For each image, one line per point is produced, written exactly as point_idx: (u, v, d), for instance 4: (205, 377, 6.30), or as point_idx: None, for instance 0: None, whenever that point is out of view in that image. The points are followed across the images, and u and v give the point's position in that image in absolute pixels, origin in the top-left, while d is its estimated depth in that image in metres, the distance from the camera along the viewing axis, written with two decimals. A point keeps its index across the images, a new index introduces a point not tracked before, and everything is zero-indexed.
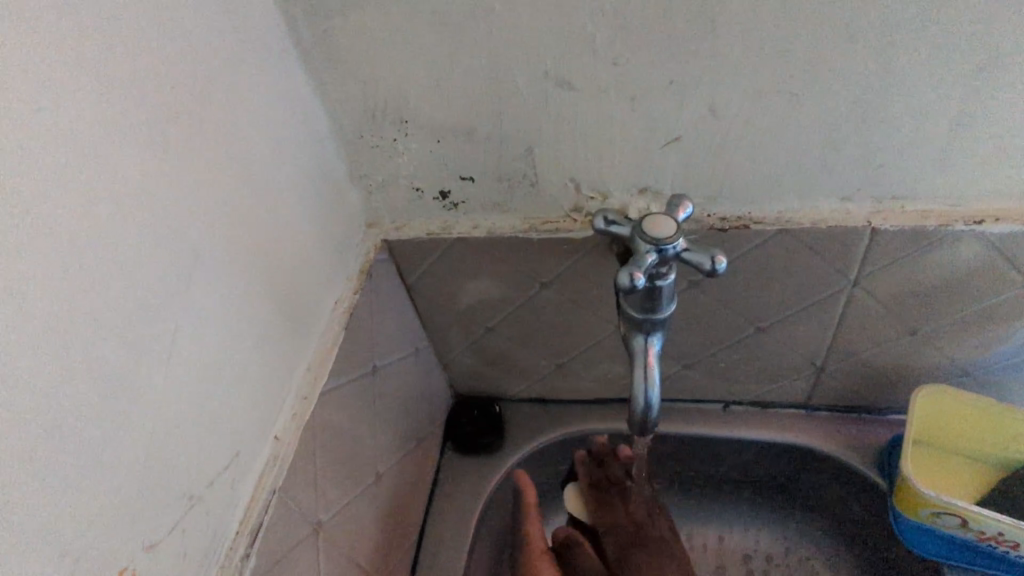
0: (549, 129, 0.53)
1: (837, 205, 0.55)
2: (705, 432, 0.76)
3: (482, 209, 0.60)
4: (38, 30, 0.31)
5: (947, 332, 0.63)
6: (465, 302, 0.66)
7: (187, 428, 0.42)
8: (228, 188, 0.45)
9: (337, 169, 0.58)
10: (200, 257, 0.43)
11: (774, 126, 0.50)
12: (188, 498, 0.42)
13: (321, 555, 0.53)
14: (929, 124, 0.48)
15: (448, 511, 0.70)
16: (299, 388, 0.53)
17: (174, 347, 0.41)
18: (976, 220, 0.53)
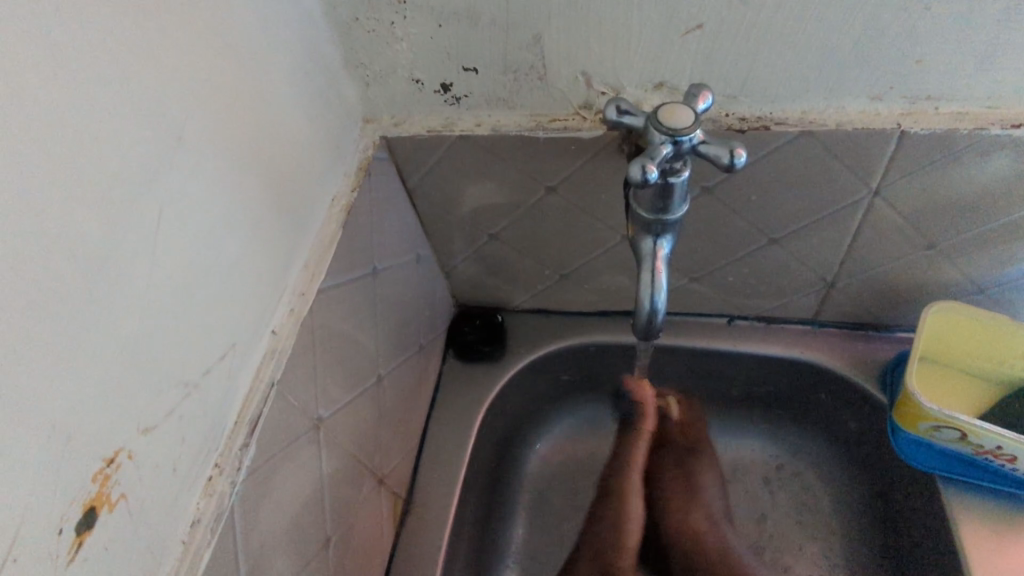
0: (562, 12, 0.46)
1: (865, 105, 0.50)
2: (710, 346, 0.74)
3: (487, 106, 0.54)
4: None
5: (968, 247, 0.59)
6: (464, 205, 0.63)
7: (192, 338, 0.37)
8: (225, 73, 0.39)
9: (332, 54, 0.51)
10: (183, 139, 0.36)
11: (808, 11, 0.44)
12: (185, 385, 0.37)
13: (323, 451, 0.50)
14: (980, 11, 0.43)
15: (450, 410, 0.72)
16: (295, 284, 0.47)
17: (194, 257, 0.37)
18: (1014, 124, 0.49)
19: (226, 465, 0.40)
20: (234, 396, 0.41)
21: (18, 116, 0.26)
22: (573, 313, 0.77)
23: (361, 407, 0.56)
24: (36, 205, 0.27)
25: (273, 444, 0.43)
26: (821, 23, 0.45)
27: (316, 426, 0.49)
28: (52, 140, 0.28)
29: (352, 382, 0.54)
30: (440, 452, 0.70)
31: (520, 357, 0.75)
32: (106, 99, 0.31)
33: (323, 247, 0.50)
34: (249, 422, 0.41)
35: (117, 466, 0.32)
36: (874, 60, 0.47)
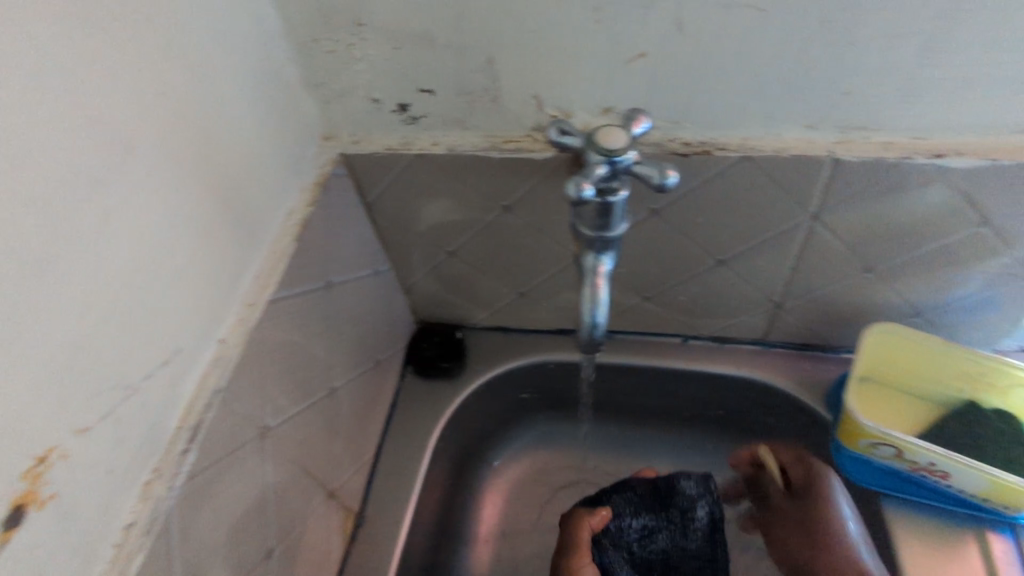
0: (511, 39, 0.48)
1: (801, 134, 0.53)
2: (664, 364, 0.76)
3: (442, 126, 0.56)
4: None
5: (903, 270, 0.62)
6: (423, 222, 0.64)
7: (133, 340, 0.37)
8: (177, 86, 0.40)
9: (291, 73, 0.52)
10: (132, 146, 0.37)
11: (740, 44, 0.47)
12: (125, 388, 0.37)
13: (268, 460, 0.50)
14: (898, 48, 0.46)
15: (406, 426, 0.73)
16: (246, 294, 0.48)
17: (139, 263, 0.38)
18: (936, 154, 0.52)
19: (165, 470, 0.40)
20: (177, 402, 0.41)
21: None
22: (532, 330, 0.78)
23: (312, 418, 0.56)
24: None
25: (216, 451, 0.43)
26: (755, 55, 0.48)
27: (263, 434, 0.49)
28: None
29: (302, 393, 0.55)
30: (395, 466, 0.70)
31: (479, 373, 0.76)
32: (53, 103, 0.31)
33: (275, 259, 0.51)
34: (191, 427, 0.42)
35: (48, 464, 0.32)
36: (806, 91, 0.50)
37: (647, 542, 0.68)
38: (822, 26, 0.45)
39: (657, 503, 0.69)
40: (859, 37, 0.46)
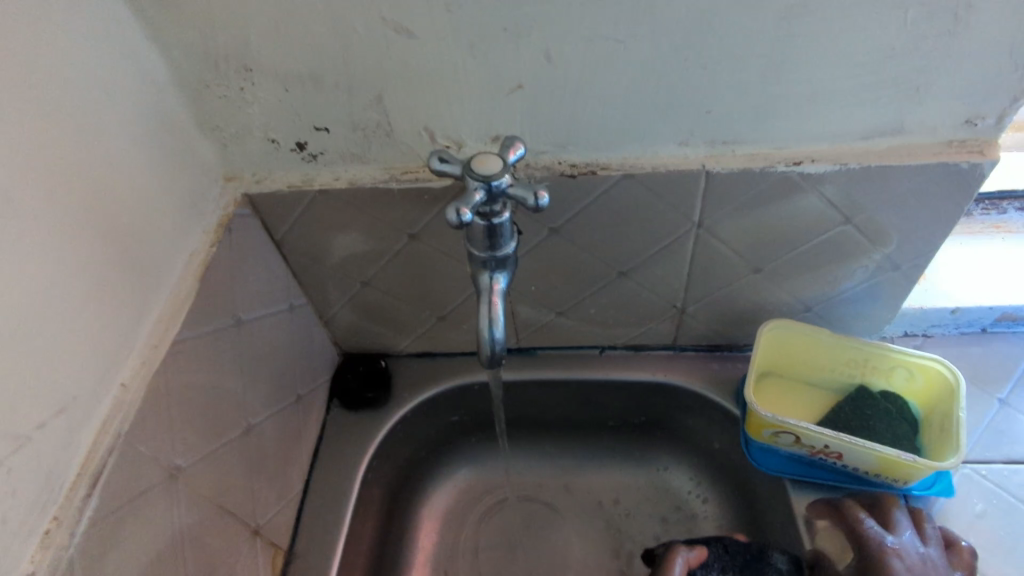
0: (396, 76, 0.51)
1: (676, 150, 0.58)
2: (584, 375, 0.79)
3: (342, 161, 0.58)
4: None
5: (786, 268, 0.68)
6: (333, 255, 0.66)
7: (21, 389, 0.38)
8: (60, 137, 0.41)
9: (185, 119, 0.53)
10: (10, 197, 0.37)
11: (607, 72, 0.51)
12: (16, 437, 0.37)
13: (182, 501, 0.50)
14: (746, 69, 0.51)
15: (334, 459, 0.73)
16: (148, 336, 0.49)
17: (24, 313, 0.38)
18: (795, 161, 0.58)
19: (66, 517, 0.40)
20: (76, 449, 0.42)
21: None
22: (456, 353, 0.80)
23: (229, 456, 0.57)
24: None
25: (121, 495, 0.44)
26: (622, 81, 0.52)
27: (175, 475, 0.49)
28: None
29: (216, 432, 0.55)
30: (324, 500, 0.70)
31: (405, 400, 0.78)
32: None
33: (178, 300, 0.51)
34: (92, 473, 0.42)
35: None
36: (672, 111, 0.55)
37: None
38: (677, 52, 0.50)
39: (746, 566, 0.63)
40: (710, 61, 0.51)
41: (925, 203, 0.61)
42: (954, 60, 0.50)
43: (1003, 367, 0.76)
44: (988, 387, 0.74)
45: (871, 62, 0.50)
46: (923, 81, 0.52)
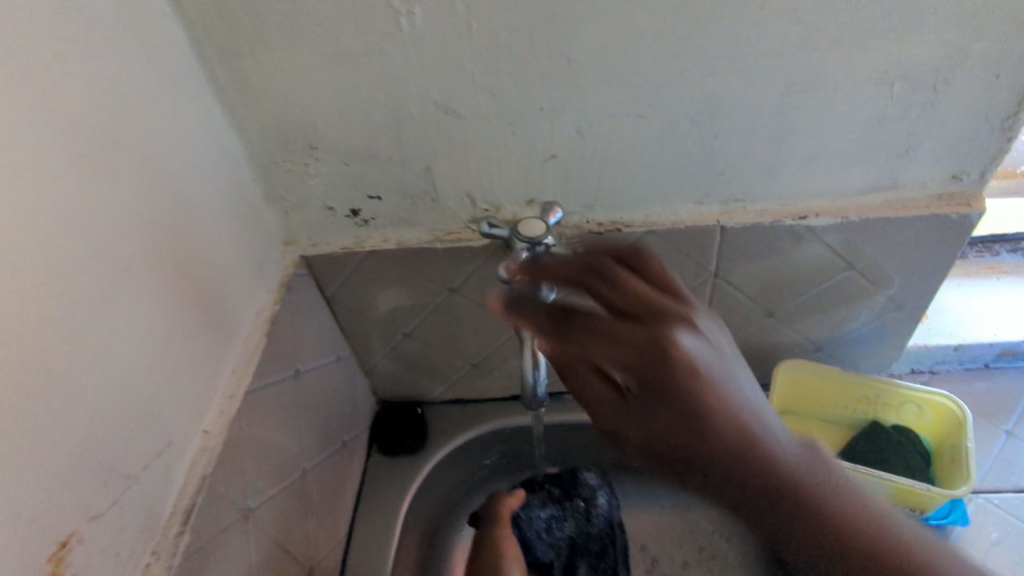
0: (444, 151, 0.58)
1: (692, 208, 0.64)
2: None
3: (391, 225, 0.65)
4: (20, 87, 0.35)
5: (797, 312, 0.73)
6: (378, 309, 0.72)
7: (132, 435, 0.42)
8: (165, 213, 0.47)
9: (255, 191, 0.60)
10: (129, 267, 0.43)
11: (631, 143, 0.58)
12: (127, 478, 0.42)
13: (251, 540, 0.54)
14: (754, 136, 0.58)
15: (376, 502, 0.77)
16: (225, 387, 0.54)
17: (137, 369, 0.43)
18: (800, 216, 0.64)
19: (163, 551, 0.44)
20: (170, 489, 0.46)
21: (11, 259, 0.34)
22: (487, 399, 0.85)
23: (288, 498, 0.61)
24: (21, 329, 0.34)
25: (205, 532, 0.48)
26: (644, 149, 0.59)
27: (245, 515, 0.54)
28: (33, 275, 0.35)
29: (278, 475, 0.60)
30: (368, 541, 0.74)
31: (441, 444, 0.82)
32: (75, 240, 0.38)
33: (249, 353, 0.57)
34: (183, 511, 0.46)
35: (69, 549, 0.37)
36: (689, 174, 0.61)
37: (553, 531, 0.81)
38: (692, 124, 0.57)
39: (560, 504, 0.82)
40: (722, 131, 0.57)
41: (922, 249, 0.66)
42: (938, 126, 0.57)
43: (1007, 401, 0.80)
44: (994, 420, 0.78)
45: (864, 129, 0.57)
46: (912, 144, 0.58)
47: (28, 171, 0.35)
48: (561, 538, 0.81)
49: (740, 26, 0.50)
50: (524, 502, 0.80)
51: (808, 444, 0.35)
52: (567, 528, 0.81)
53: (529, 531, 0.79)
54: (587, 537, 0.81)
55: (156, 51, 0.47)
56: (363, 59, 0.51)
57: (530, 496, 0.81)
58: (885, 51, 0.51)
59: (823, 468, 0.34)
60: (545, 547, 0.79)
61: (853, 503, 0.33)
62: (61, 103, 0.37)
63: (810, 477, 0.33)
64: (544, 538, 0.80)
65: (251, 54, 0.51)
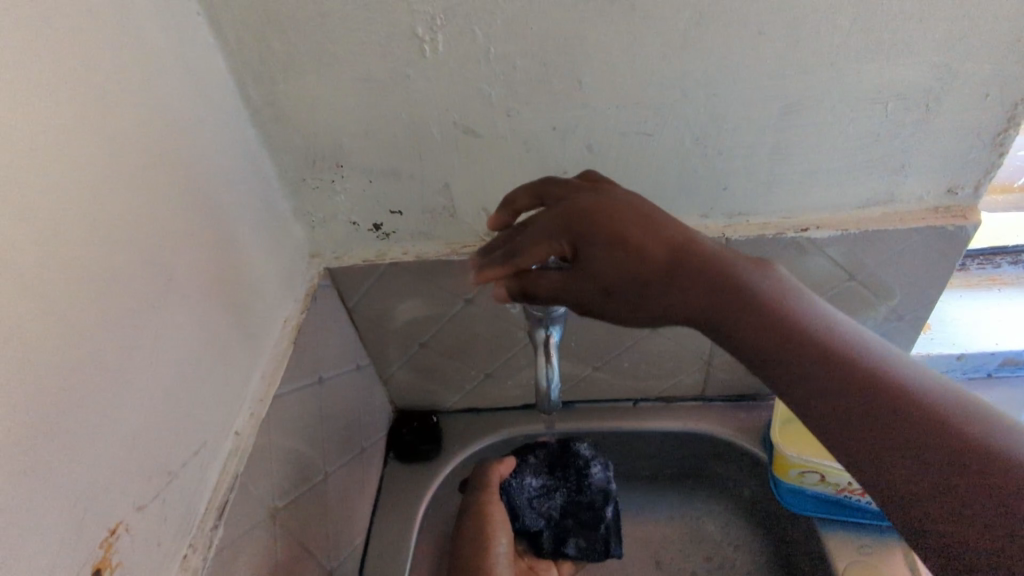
0: (462, 168, 0.61)
1: (698, 221, 0.67)
2: (621, 426, 0.85)
3: (410, 239, 0.68)
4: (78, 111, 0.38)
5: None
6: (397, 320, 0.75)
7: (172, 433, 0.45)
8: (203, 226, 0.51)
9: (283, 207, 0.63)
10: (172, 274, 0.46)
11: (639, 159, 0.61)
12: (168, 472, 0.44)
13: (278, 537, 0.57)
14: (756, 153, 0.61)
15: (394, 508, 0.79)
16: (255, 391, 0.56)
17: (177, 371, 0.46)
18: (803, 228, 0.66)
19: (199, 543, 0.47)
20: (206, 485, 0.49)
21: (72, 266, 0.37)
22: (501, 408, 0.87)
23: (311, 499, 0.63)
24: (80, 331, 0.37)
25: (236, 527, 0.51)
26: (651, 166, 0.62)
27: (273, 513, 0.56)
28: (91, 281, 0.38)
29: (302, 477, 0.62)
30: (386, 546, 0.76)
31: (456, 452, 0.84)
32: (126, 249, 0.41)
33: (278, 359, 0.60)
34: (217, 507, 0.49)
35: (117, 536, 0.39)
36: (694, 189, 0.64)
37: (545, 499, 0.78)
38: (697, 141, 0.60)
39: (554, 467, 0.79)
40: (725, 148, 0.60)
41: (921, 261, 0.69)
42: (931, 142, 0.60)
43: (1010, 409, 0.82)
44: None
45: (861, 145, 0.60)
46: (907, 159, 0.61)
47: (87, 188, 0.38)
48: (553, 507, 0.78)
49: (740, 50, 0.53)
50: (513, 470, 0.78)
51: (781, 278, 0.43)
52: (560, 497, 0.78)
53: (519, 498, 0.77)
54: (579, 508, 0.78)
55: (197, 77, 0.50)
56: (387, 82, 0.55)
57: (523, 464, 0.79)
58: (878, 71, 0.54)
59: (791, 292, 0.42)
60: (534, 513, 0.78)
61: (914, 375, 0.37)
62: (115, 124, 0.41)
63: (781, 296, 0.41)
64: (533, 505, 0.77)
65: (284, 79, 0.54)
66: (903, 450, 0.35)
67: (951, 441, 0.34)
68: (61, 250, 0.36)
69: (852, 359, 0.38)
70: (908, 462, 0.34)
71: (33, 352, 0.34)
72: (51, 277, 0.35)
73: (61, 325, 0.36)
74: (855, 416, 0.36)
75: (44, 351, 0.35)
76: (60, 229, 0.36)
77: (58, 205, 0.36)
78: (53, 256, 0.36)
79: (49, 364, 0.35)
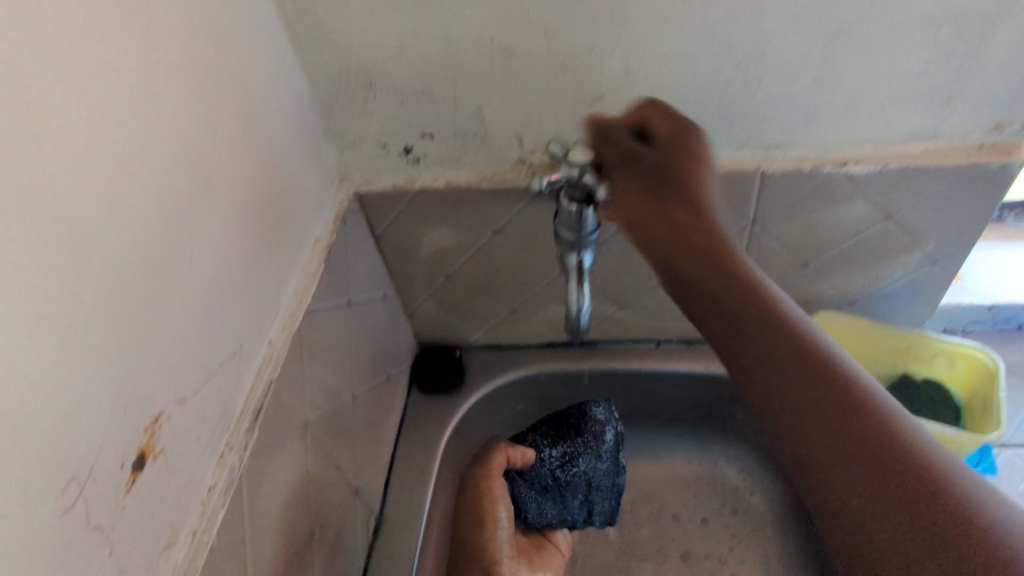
0: (496, 89, 0.60)
1: (734, 153, 0.65)
2: (642, 366, 0.85)
3: (440, 165, 0.67)
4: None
5: (830, 263, 0.75)
6: (424, 249, 0.75)
7: (211, 333, 0.46)
8: (241, 133, 0.50)
9: (315, 126, 0.63)
10: (211, 177, 0.46)
11: (677, 84, 0.60)
12: (207, 371, 0.45)
13: (308, 448, 0.58)
14: (800, 81, 0.59)
15: (417, 435, 0.81)
16: (287, 304, 0.57)
17: (216, 273, 0.47)
18: (841, 163, 0.65)
19: (236, 444, 0.48)
20: (241, 389, 0.50)
21: (118, 152, 0.37)
22: (523, 345, 0.88)
23: (339, 418, 0.65)
24: (126, 219, 0.37)
25: (270, 432, 0.52)
26: (690, 92, 0.60)
27: (304, 425, 0.58)
28: (136, 170, 0.38)
29: (331, 395, 0.63)
30: (409, 471, 0.78)
31: (478, 385, 0.85)
32: (169, 144, 0.41)
33: (309, 276, 0.60)
34: (253, 410, 0.50)
35: (160, 424, 0.40)
36: (733, 118, 0.62)
37: (568, 467, 0.77)
38: (739, 67, 0.58)
39: (571, 433, 0.78)
40: (768, 75, 0.59)
41: (961, 202, 0.67)
42: (984, 73, 0.57)
43: None
44: None
45: (910, 75, 0.58)
46: (957, 91, 0.59)
47: (132, 74, 0.38)
48: (578, 474, 0.77)
49: None
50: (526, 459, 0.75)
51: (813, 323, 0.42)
52: (585, 464, 0.77)
53: (542, 472, 0.76)
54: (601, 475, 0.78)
55: None
56: None
57: (537, 440, 0.78)
58: None
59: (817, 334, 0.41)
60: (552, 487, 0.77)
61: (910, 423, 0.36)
62: (159, 15, 0.40)
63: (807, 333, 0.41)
64: (558, 477, 0.77)
65: None
66: (919, 517, 0.32)
67: (941, 509, 0.32)
68: (108, 134, 0.36)
69: (866, 407, 0.37)
70: (917, 529, 0.32)
71: (81, 232, 0.34)
72: (99, 159, 0.35)
73: (108, 209, 0.36)
74: (842, 461, 0.35)
75: (92, 232, 0.35)
76: (107, 112, 0.36)
77: (105, 87, 0.36)
78: (101, 139, 0.35)
79: (97, 246, 0.35)
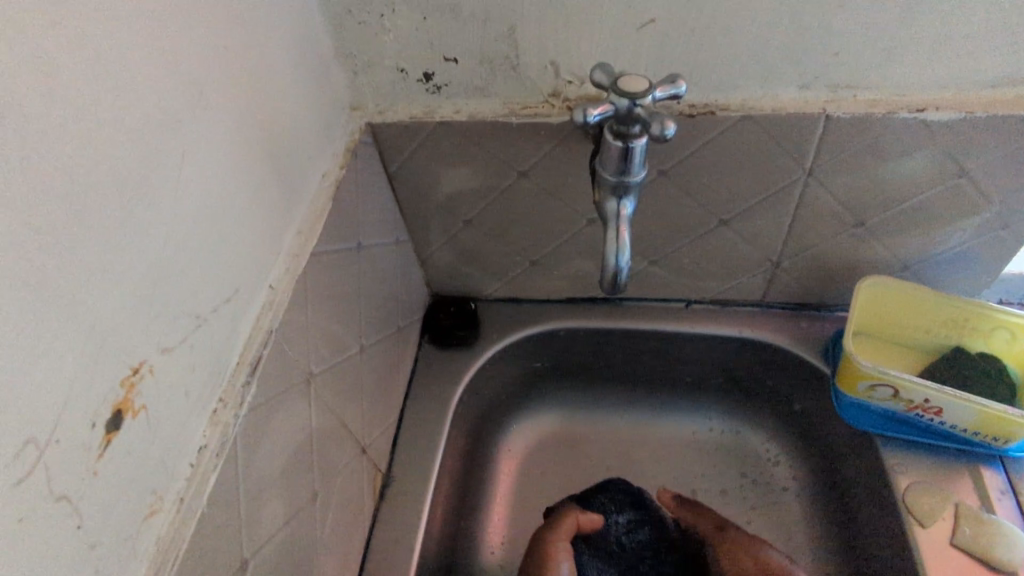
0: (533, 6, 0.52)
1: (798, 94, 0.58)
2: (670, 327, 0.80)
3: (464, 95, 0.60)
4: None
5: (889, 225, 0.67)
6: (441, 191, 0.68)
7: (202, 274, 0.40)
8: (239, 42, 0.43)
9: (325, 43, 0.55)
10: (202, 91, 0.39)
11: (743, 7, 0.51)
12: (197, 317, 0.39)
13: (312, 404, 0.53)
14: (886, 8, 0.51)
15: (428, 391, 0.76)
16: (291, 245, 0.51)
17: (208, 205, 0.40)
18: (920, 108, 0.57)
19: (230, 399, 0.43)
20: (237, 337, 0.44)
21: (82, 47, 0.30)
22: (542, 300, 0.82)
23: (346, 371, 0.59)
24: (94, 130, 0.31)
25: (270, 387, 0.46)
26: (757, 18, 0.52)
27: (308, 379, 0.52)
28: (107, 71, 0.31)
29: (338, 347, 0.58)
30: (419, 428, 0.73)
31: (493, 340, 0.80)
32: (149, 43, 0.34)
33: (315, 215, 0.54)
34: (250, 362, 0.45)
35: (140, 376, 0.35)
36: (801, 52, 0.54)
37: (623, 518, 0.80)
38: None
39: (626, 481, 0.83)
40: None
41: None
42: None
43: None
44: None
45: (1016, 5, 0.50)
46: None
47: None
48: None
49: None
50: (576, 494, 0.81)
51: None
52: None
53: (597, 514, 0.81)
54: None
55: None
56: None
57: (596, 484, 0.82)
58: None
59: None
60: None
61: None
62: None
63: None
64: None
65: None
66: None
67: None
68: (70, 22, 0.29)
69: None
70: None
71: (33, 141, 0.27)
72: (57, 51, 0.28)
73: (69, 116, 0.29)
74: None
75: (50, 142, 0.28)
76: None
77: None
78: (59, 28, 0.29)
79: (56, 160, 0.29)
